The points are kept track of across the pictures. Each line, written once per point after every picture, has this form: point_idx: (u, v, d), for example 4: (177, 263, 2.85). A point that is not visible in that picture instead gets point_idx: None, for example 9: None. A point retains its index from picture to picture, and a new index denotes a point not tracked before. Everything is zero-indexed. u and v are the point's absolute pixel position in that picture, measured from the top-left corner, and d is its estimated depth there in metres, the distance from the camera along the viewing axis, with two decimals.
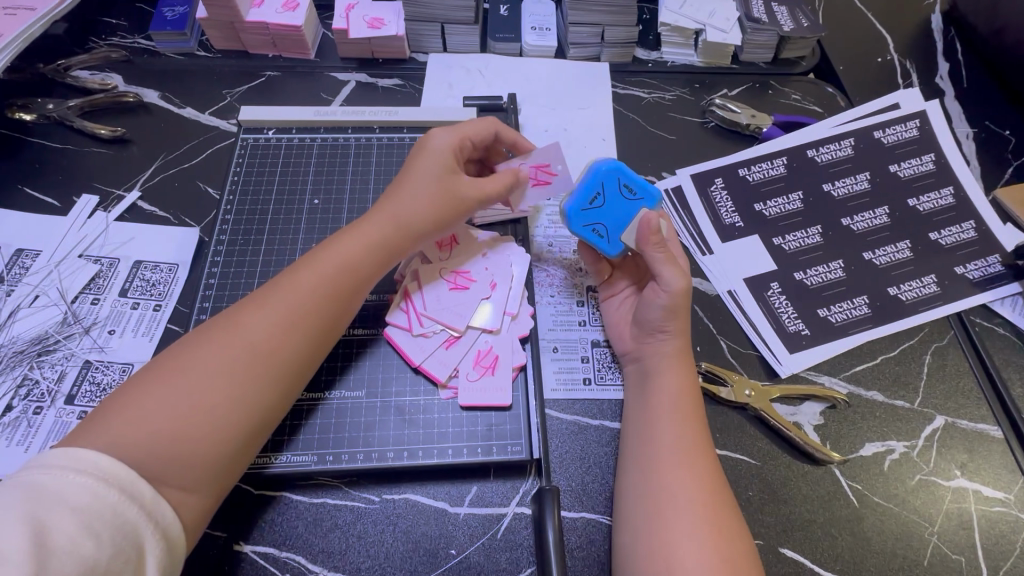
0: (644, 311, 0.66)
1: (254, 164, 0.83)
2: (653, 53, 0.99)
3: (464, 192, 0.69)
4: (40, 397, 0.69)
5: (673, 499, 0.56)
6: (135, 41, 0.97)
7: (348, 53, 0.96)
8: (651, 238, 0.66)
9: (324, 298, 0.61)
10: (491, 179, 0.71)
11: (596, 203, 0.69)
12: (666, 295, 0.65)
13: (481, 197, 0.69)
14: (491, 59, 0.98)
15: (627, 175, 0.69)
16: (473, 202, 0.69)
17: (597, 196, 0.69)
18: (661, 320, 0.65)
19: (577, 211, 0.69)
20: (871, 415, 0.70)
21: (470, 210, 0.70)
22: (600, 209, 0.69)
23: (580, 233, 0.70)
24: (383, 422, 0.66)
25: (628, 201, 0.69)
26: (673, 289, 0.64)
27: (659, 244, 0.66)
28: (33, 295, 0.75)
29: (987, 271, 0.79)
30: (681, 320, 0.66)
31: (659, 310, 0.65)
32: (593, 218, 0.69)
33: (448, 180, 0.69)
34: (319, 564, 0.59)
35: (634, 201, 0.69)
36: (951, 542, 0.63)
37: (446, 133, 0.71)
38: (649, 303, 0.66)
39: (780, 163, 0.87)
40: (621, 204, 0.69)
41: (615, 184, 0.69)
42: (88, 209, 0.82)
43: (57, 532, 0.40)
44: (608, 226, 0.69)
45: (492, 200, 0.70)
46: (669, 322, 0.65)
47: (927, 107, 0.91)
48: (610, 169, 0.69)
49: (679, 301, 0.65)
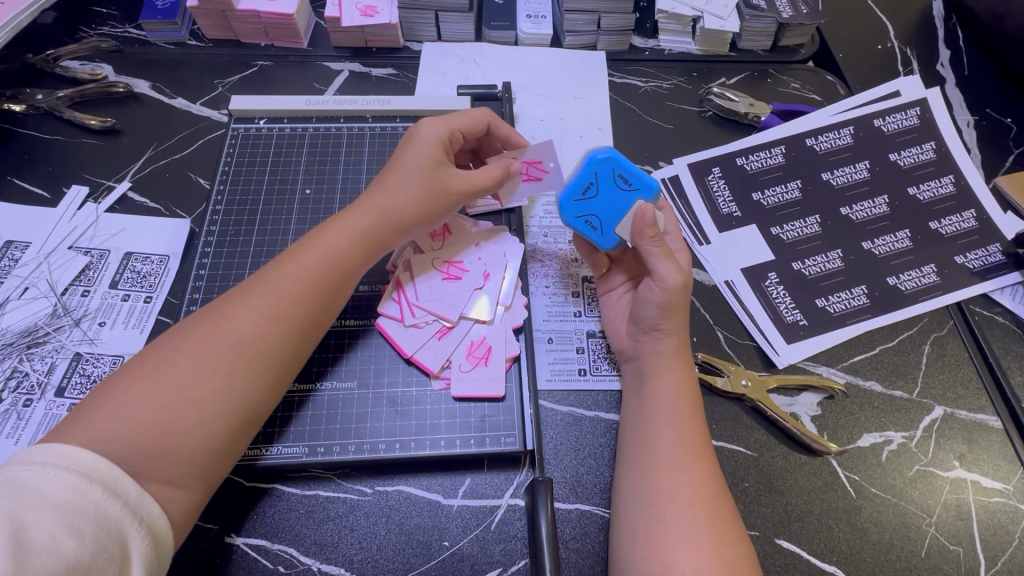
0: (640, 307, 0.65)
1: (246, 154, 0.82)
2: (650, 41, 0.98)
3: (452, 183, 0.68)
4: (29, 389, 0.68)
5: (670, 502, 0.55)
6: (125, 31, 0.96)
7: (341, 42, 0.95)
8: (647, 232, 0.64)
9: (314, 291, 0.60)
10: (480, 171, 0.70)
11: (590, 193, 0.68)
12: (661, 291, 0.63)
13: (470, 189, 0.68)
14: (486, 48, 0.97)
15: (622, 165, 0.67)
16: (462, 195, 0.68)
17: (590, 187, 0.67)
18: (657, 318, 0.64)
19: (570, 202, 0.68)
20: (869, 405, 0.69)
21: (460, 202, 0.69)
22: (594, 199, 0.68)
23: (573, 225, 0.68)
24: (375, 414, 0.65)
25: (623, 191, 0.67)
26: (669, 287, 0.63)
27: (655, 238, 0.64)
28: (23, 288, 0.75)
29: (987, 260, 0.78)
30: (678, 318, 0.64)
31: (654, 307, 0.63)
32: (586, 209, 0.68)
33: (436, 171, 0.67)
34: (311, 556, 0.59)
35: (629, 192, 0.67)
36: (949, 532, 0.62)
37: (436, 123, 0.70)
38: (644, 299, 0.64)
39: (778, 152, 0.86)
40: (615, 195, 0.67)
41: (610, 173, 0.67)
42: (77, 201, 0.81)
43: (37, 530, 0.40)
44: (602, 218, 0.68)
45: (480, 192, 0.69)
46: (665, 320, 0.64)
47: (928, 95, 0.89)
48: (606, 157, 0.67)
49: (675, 299, 0.63)
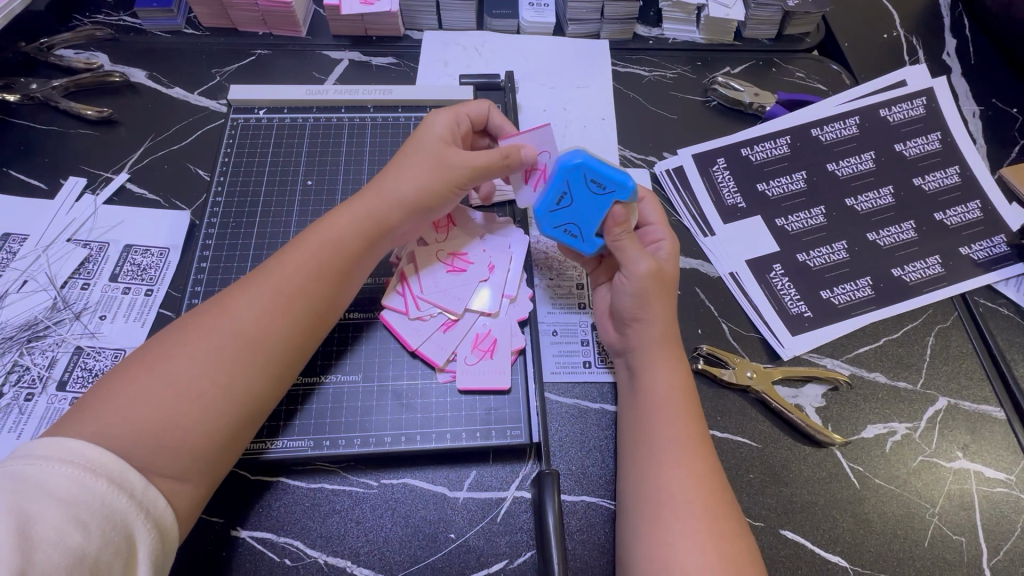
0: (617, 299, 0.65)
1: (246, 145, 0.81)
2: (654, 30, 0.97)
3: (456, 164, 0.65)
4: (30, 383, 0.67)
5: (672, 501, 0.54)
6: (121, 19, 0.94)
7: (340, 31, 0.94)
8: (615, 228, 0.65)
9: (316, 282, 0.60)
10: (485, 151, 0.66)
11: (564, 202, 0.65)
12: (633, 281, 0.63)
13: (474, 167, 0.65)
14: (488, 37, 0.96)
15: (593, 168, 0.63)
16: (467, 173, 0.66)
17: (564, 196, 0.64)
18: (634, 308, 0.64)
19: (546, 214, 0.66)
20: (872, 397, 0.69)
21: (466, 179, 0.66)
22: (569, 208, 0.65)
23: (553, 236, 0.67)
24: (381, 407, 0.65)
25: (597, 195, 0.64)
26: (636, 275, 0.63)
27: (623, 234, 0.64)
28: (22, 281, 0.74)
29: (991, 252, 0.78)
30: (655, 305, 0.63)
31: (628, 297, 0.63)
32: (563, 218, 0.66)
33: (441, 155, 0.66)
34: (317, 549, 0.59)
35: (603, 194, 0.63)
36: (952, 522, 0.63)
37: (442, 112, 0.70)
38: (619, 291, 0.65)
39: (784, 142, 0.85)
40: (590, 201, 0.64)
41: (582, 179, 0.64)
42: (76, 192, 0.80)
43: (44, 523, 0.40)
44: (579, 225, 0.66)
45: (484, 175, 0.66)
46: (642, 309, 0.63)
47: (934, 84, 0.89)
48: (574, 164, 0.63)
49: (648, 285, 0.63)
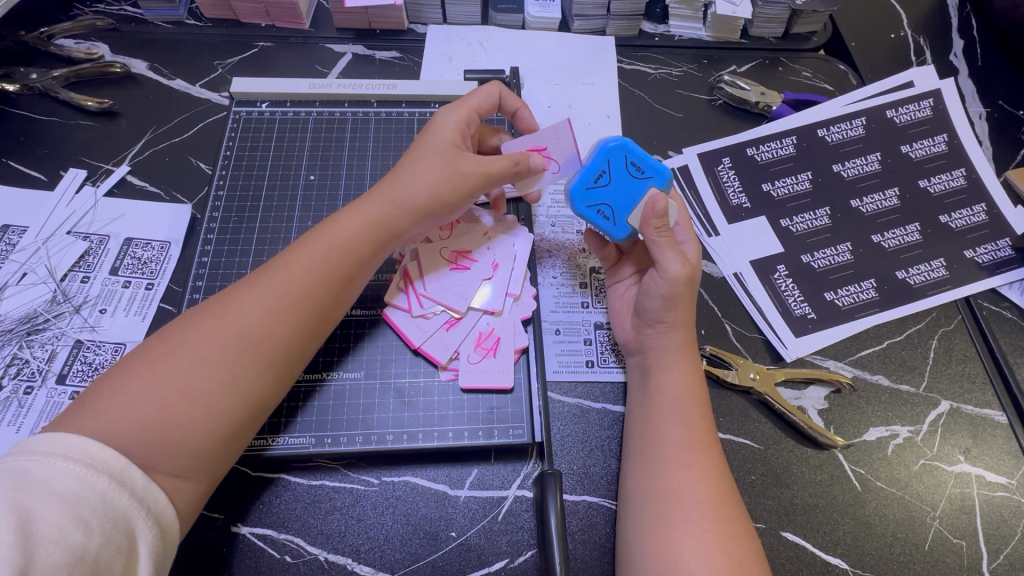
0: (644, 299, 0.63)
1: (248, 139, 0.80)
2: (661, 27, 0.96)
3: (467, 169, 0.64)
4: (30, 376, 0.67)
5: (680, 501, 0.55)
6: (122, 9, 0.93)
7: (344, 23, 0.93)
8: (655, 220, 0.63)
9: (322, 283, 0.59)
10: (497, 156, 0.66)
11: (600, 182, 0.66)
12: (665, 283, 0.62)
13: (487, 175, 0.65)
14: (493, 32, 0.95)
15: (634, 153, 0.66)
16: (478, 180, 0.65)
17: (602, 174, 0.66)
18: (661, 311, 0.62)
19: (582, 191, 0.66)
20: (875, 400, 0.69)
21: (477, 188, 0.65)
22: (604, 188, 0.66)
23: (584, 215, 0.66)
24: (383, 405, 0.64)
25: (635, 179, 0.66)
26: (671, 277, 0.61)
27: (663, 228, 0.63)
28: (21, 273, 0.73)
29: (997, 255, 0.78)
30: (680, 311, 0.63)
31: (658, 299, 0.62)
32: (599, 198, 0.66)
33: (452, 158, 0.65)
34: (318, 546, 0.59)
35: (642, 179, 0.66)
36: (952, 526, 0.63)
37: (452, 110, 0.68)
38: (648, 291, 0.63)
39: (789, 142, 0.85)
40: (628, 183, 0.66)
41: (622, 161, 0.66)
42: (76, 183, 0.79)
43: (44, 522, 0.39)
44: (613, 207, 0.66)
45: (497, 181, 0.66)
46: (668, 313, 0.62)
47: (942, 86, 0.88)
48: (617, 146, 0.66)
49: (678, 290, 0.62)
